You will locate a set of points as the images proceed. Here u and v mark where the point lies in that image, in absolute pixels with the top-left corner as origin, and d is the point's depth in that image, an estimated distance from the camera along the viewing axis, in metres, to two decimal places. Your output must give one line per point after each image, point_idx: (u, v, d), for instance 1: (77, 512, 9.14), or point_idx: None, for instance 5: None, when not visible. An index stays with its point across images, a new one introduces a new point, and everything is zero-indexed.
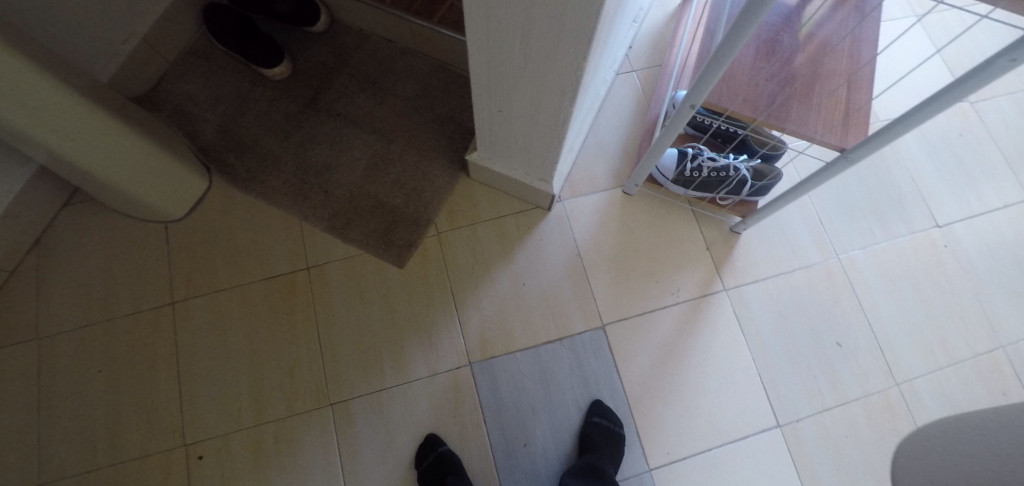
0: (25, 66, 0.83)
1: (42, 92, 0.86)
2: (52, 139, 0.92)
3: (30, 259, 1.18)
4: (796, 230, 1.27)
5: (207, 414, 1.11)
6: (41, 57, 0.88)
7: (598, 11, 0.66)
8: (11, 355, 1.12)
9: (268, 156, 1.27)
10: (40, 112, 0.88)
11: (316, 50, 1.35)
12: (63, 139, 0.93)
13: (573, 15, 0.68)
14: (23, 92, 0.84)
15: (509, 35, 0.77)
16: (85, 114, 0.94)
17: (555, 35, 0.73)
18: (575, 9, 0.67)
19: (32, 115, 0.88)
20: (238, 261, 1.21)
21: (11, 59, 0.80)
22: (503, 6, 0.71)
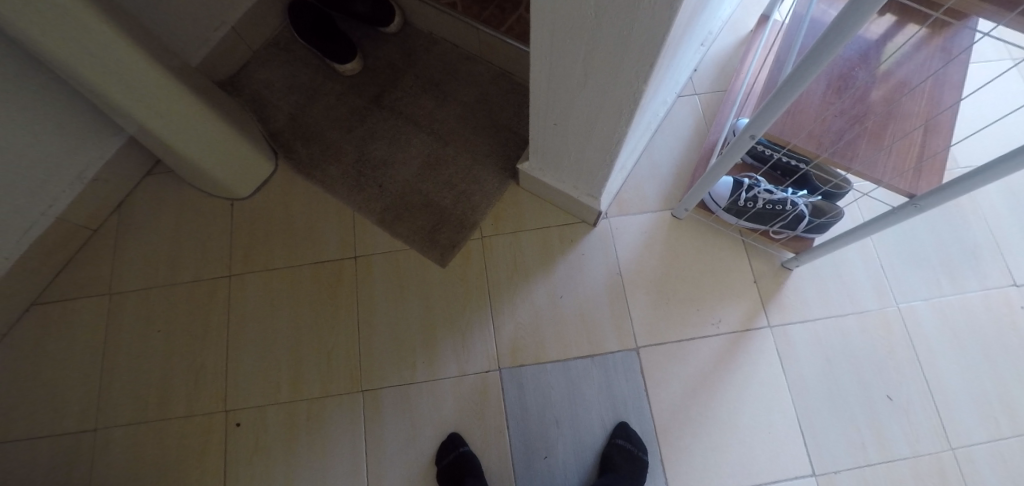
0: (131, 47, 0.91)
1: (142, 71, 0.95)
2: (144, 114, 1.01)
3: (112, 220, 1.29)
4: (854, 273, 1.21)
5: (249, 383, 1.17)
6: (144, 39, 0.97)
7: (663, 34, 0.67)
8: (86, 306, 1.22)
9: (331, 147, 1.33)
10: (137, 89, 0.97)
11: (387, 50, 1.40)
12: (154, 115, 1.02)
13: (637, 36, 0.69)
14: (126, 70, 0.93)
15: (572, 50, 0.78)
16: (176, 94, 1.02)
17: (617, 55, 0.74)
18: (640, 32, 0.67)
19: (131, 91, 0.96)
20: (292, 243, 1.27)
21: (119, 40, 0.89)
22: (569, 22, 0.72)
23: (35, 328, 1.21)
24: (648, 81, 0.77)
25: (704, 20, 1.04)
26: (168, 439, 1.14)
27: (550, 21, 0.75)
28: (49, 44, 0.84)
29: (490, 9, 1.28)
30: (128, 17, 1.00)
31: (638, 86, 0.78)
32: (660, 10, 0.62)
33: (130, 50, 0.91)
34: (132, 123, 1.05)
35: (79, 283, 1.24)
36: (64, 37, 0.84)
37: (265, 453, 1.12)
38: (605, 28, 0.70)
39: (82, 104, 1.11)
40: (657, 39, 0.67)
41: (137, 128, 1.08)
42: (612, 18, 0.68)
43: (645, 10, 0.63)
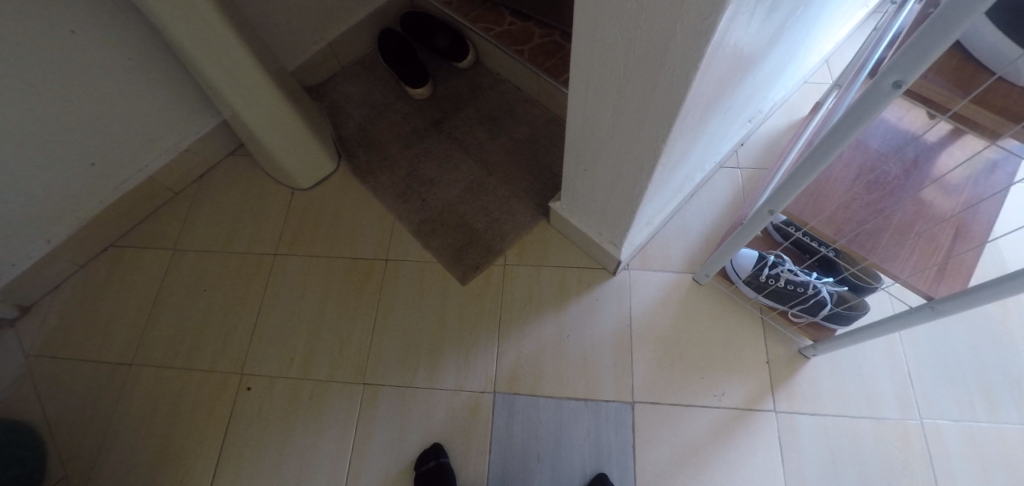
0: (239, 45, 1.08)
1: (243, 66, 1.12)
2: (238, 102, 1.18)
3: (192, 187, 1.47)
4: (876, 376, 1.15)
5: (267, 352, 1.27)
6: (251, 41, 1.14)
7: (680, 100, 0.72)
8: (152, 257, 1.40)
9: (388, 158, 1.46)
10: (236, 80, 1.13)
11: (456, 82, 1.54)
12: (243, 104, 1.18)
13: (657, 96, 0.74)
14: (232, 63, 1.10)
15: (603, 102, 0.85)
16: (266, 90, 1.18)
17: (638, 111, 0.80)
18: (659, 92, 0.74)
19: (232, 81, 1.13)
20: (335, 236, 1.39)
21: (232, 39, 1.06)
22: (600, 75, 0.80)
23: (108, 267, 1.39)
24: (666, 141, 0.82)
25: (747, 97, 1.08)
26: (186, 387, 1.25)
27: (584, 71, 0.83)
28: (175, 33, 1.01)
29: (553, 60, 1.39)
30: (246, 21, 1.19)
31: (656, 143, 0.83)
32: (678, 73, 0.68)
33: (236, 48, 1.08)
34: (226, 107, 1.22)
35: (152, 236, 1.42)
36: (189, 30, 1.01)
37: (266, 420, 1.20)
38: (629, 83, 0.77)
39: (192, 86, 1.31)
40: (674, 100, 0.72)
41: (229, 112, 1.25)
42: (636, 75, 0.74)
43: (664, 72, 0.70)
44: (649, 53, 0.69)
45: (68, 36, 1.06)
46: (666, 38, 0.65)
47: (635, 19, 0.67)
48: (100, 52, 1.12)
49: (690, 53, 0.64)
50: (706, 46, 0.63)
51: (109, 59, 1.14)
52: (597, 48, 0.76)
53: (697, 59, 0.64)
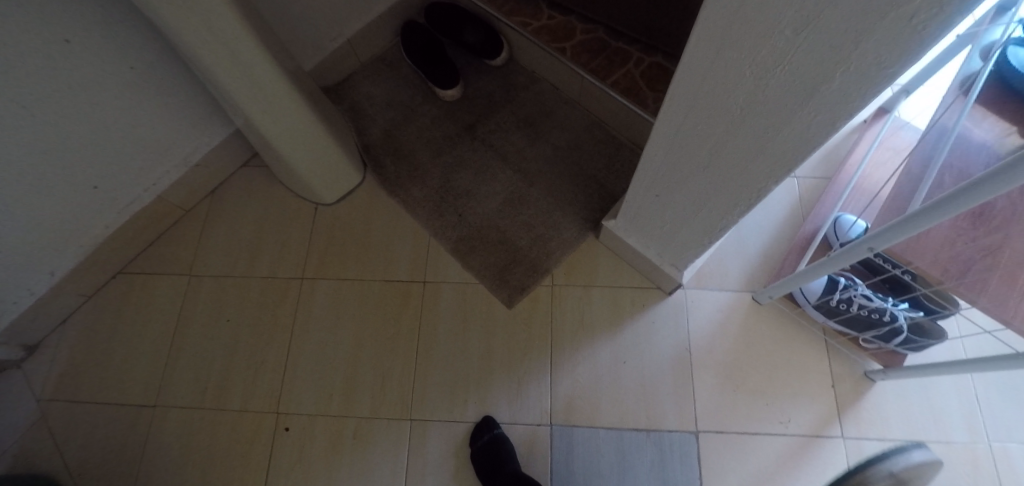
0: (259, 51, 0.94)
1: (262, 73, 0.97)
2: (256, 114, 1.04)
3: (203, 204, 1.35)
4: (942, 399, 1.13)
5: (303, 388, 1.19)
6: (270, 45, 1.00)
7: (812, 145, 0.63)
8: (168, 283, 1.30)
9: (418, 168, 1.35)
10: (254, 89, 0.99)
11: (489, 82, 1.43)
12: (260, 116, 1.06)
13: (782, 139, 0.65)
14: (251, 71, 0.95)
15: (700, 138, 0.75)
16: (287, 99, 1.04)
17: (746, 152, 0.71)
18: (782, 137, 0.65)
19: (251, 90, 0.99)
20: (367, 256, 1.28)
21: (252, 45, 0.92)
22: (703, 112, 0.71)
23: (119, 295, 1.30)
24: (775, 181, 0.74)
25: None
26: (219, 429, 1.17)
27: (681, 107, 0.73)
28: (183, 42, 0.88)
29: (599, 59, 1.29)
30: (262, 19, 1.05)
31: (760, 184, 0.75)
32: (817, 120, 0.60)
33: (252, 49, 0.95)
34: (241, 119, 1.10)
35: (165, 260, 1.32)
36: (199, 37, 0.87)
37: (308, 463, 1.13)
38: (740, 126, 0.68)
39: (201, 94, 1.18)
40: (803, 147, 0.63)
41: (245, 124, 1.12)
42: (754, 119, 0.65)
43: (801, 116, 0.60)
44: (781, 99, 0.60)
45: (61, 45, 0.91)
46: (813, 84, 0.55)
47: (773, 61, 0.57)
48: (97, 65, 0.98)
49: (846, 99, 0.55)
50: (865, 97, 0.54)
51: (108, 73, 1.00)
52: (704, 88, 0.67)
53: (854, 108, 0.55)
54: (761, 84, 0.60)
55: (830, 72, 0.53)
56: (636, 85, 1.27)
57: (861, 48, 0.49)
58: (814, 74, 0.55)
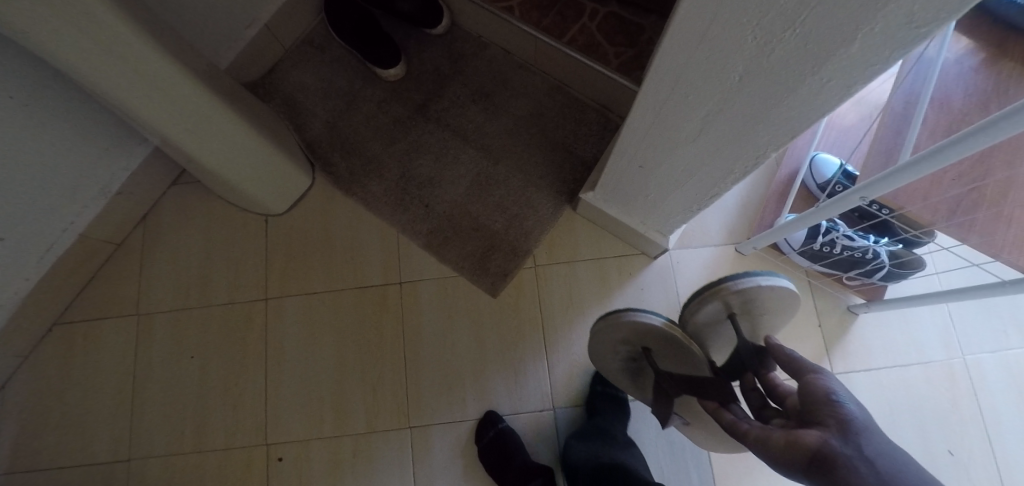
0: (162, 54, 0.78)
1: (169, 78, 0.82)
2: (174, 130, 0.90)
3: (136, 234, 1.22)
4: (919, 322, 1.17)
5: (289, 415, 1.12)
6: (174, 46, 0.85)
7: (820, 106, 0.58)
8: (115, 327, 1.18)
9: (372, 161, 1.24)
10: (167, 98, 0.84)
11: (433, 53, 1.31)
12: (186, 134, 0.92)
13: (787, 103, 0.59)
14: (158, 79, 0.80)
15: (688, 112, 0.69)
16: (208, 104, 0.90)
17: (740, 123, 0.66)
18: (790, 102, 0.59)
19: (165, 100, 0.85)
20: (333, 265, 1.19)
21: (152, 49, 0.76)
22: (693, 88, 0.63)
23: (60, 349, 1.18)
24: (778, 145, 0.70)
25: None
26: (206, 472, 1.10)
27: (659, 83, 0.67)
28: (64, 60, 0.74)
29: (551, 16, 1.22)
30: (160, 18, 0.89)
31: (761, 151, 0.71)
32: (826, 85, 0.54)
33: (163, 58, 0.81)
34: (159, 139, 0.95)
35: (106, 302, 1.19)
36: (82, 51, 0.73)
37: None
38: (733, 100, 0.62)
39: (104, 114, 1.02)
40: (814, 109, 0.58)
41: (164, 142, 0.97)
42: (754, 88, 0.59)
43: (809, 80, 0.54)
44: (787, 64, 0.54)
45: None
46: (830, 46, 0.49)
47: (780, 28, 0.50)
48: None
49: (866, 56, 0.49)
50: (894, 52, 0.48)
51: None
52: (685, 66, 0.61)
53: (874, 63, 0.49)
54: (762, 53, 0.53)
55: (834, 38, 0.48)
56: (594, 41, 1.20)
57: (893, 8, 0.42)
58: (812, 43, 0.50)
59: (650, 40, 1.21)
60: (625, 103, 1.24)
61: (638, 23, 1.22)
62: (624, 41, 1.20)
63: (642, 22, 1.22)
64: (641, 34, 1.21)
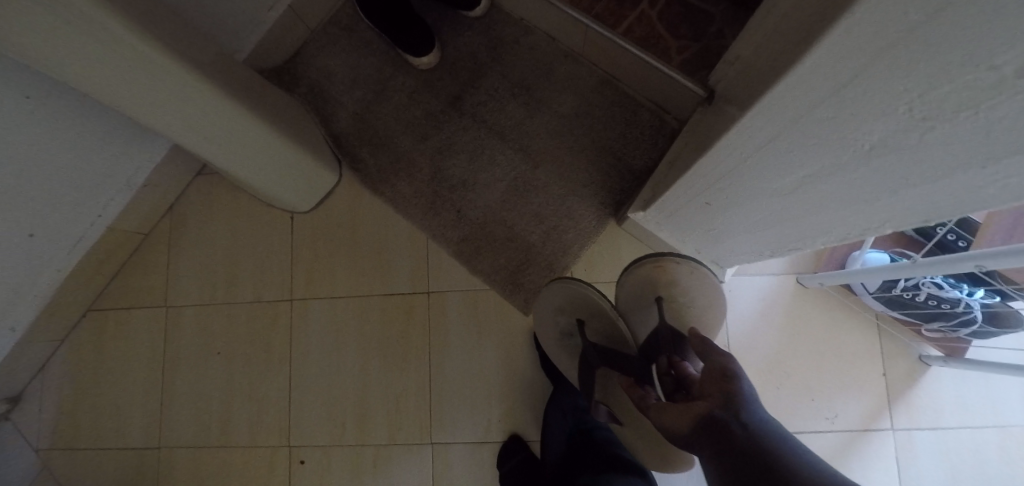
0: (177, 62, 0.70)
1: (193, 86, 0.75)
2: (192, 135, 0.83)
3: (163, 223, 1.21)
4: (1003, 379, 1.03)
5: (312, 420, 1.10)
6: (194, 47, 0.77)
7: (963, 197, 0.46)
8: (146, 316, 1.19)
9: (401, 158, 1.16)
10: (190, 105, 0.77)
11: (470, 39, 1.19)
12: (208, 141, 0.86)
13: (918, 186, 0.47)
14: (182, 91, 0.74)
15: (784, 171, 0.56)
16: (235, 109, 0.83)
17: (841, 193, 0.54)
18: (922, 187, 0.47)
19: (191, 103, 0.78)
20: (359, 268, 1.14)
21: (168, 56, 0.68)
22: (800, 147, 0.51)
23: (95, 334, 1.20)
24: (898, 223, 0.57)
25: None
26: (231, 468, 1.11)
27: (751, 131, 0.55)
28: (74, 76, 0.68)
29: (605, 1, 1.07)
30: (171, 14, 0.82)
31: (878, 225, 0.58)
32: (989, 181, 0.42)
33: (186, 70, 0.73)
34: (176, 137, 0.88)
35: (138, 290, 1.20)
36: (89, 64, 0.67)
37: None
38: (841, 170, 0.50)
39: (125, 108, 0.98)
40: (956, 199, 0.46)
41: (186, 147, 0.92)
42: (879, 165, 0.47)
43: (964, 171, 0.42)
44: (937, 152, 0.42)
45: None
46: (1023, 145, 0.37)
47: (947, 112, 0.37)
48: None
49: None
50: None
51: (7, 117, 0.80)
52: (790, 128, 0.49)
53: None
54: (913, 130, 0.41)
55: (989, 127, 0.37)
56: (652, 31, 1.05)
57: None
58: (971, 131, 0.38)
59: (720, 33, 1.03)
60: (684, 106, 1.08)
61: (705, 12, 1.04)
62: (688, 34, 1.04)
63: (709, 10, 1.04)
64: (708, 26, 1.03)
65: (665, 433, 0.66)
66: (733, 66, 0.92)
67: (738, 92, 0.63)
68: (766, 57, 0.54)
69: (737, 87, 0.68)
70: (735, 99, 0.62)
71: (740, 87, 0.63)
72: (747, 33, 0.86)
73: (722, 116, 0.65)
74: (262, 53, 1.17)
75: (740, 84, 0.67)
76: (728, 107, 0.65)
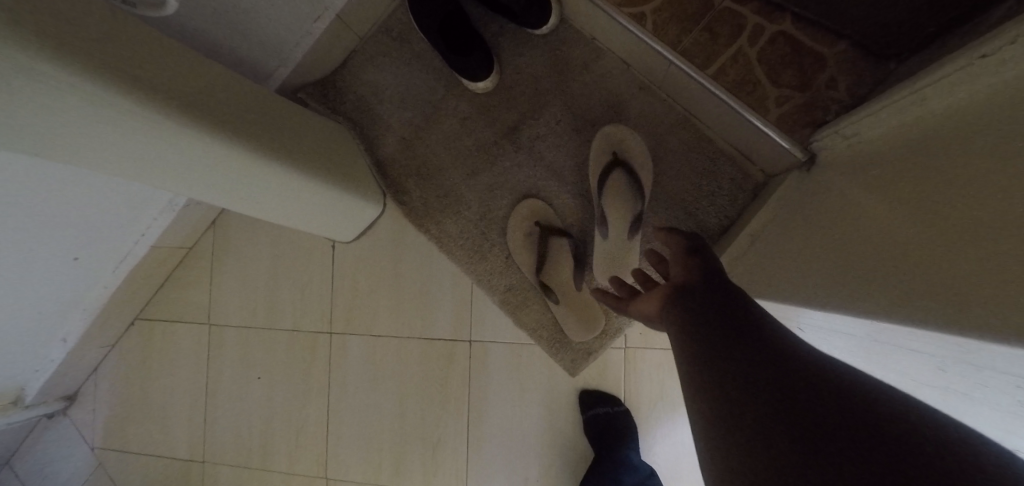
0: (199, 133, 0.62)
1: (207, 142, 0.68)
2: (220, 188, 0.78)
3: (206, 238, 1.19)
4: None
5: (348, 454, 1.10)
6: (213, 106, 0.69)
7: None
8: (190, 331, 1.19)
9: (449, 194, 1.08)
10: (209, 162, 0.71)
11: (533, 60, 1.06)
12: (229, 198, 0.82)
13: None
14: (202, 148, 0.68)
15: None
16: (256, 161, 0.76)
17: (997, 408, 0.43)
18: None
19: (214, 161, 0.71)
20: (400, 307, 1.10)
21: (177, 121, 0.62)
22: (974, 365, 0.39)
23: (142, 342, 1.22)
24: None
25: None
26: None
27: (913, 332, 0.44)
28: (87, 161, 0.62)
29: (695, 33, 0.88)
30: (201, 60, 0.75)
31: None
32: None
33: (199, 142, 0.67)
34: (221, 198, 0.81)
35: (182, 304, 1.20)
36: (109, 145, 0.61)
37: None
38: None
39: None
40: None
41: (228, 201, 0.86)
42: None
43: None
44: None
45: None
46: None
47: None
48: (26, 168, 0.72)
49: None
50: None
51: (43, 168, 0.75)
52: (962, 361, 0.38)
53: None
54: None
55: None
56: (749, 75, 0.87)
57: None
58: None
59: (832, 82, 0.84)
60: (775, 164, 0.92)
61: (817, 54, 0.84)
62: (793, 81, 0.86)
63: (822, 51, 0.84)
64: (819, 72, 0.84)
65: (647, 321, 0.70)
66: (849, 140, 0.77)
67: (906, 256, 0.51)
68: (974, 272, 0.43)
69: (892, 229, 0.56)
70: (909, 270, 0.50)
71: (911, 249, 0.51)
72: (883, 114, 0.69)
73: (873, 280, 0.53)
74: (307, 68, 1.08)
75: (900, 230, 0.54)
76: (881, 264, 0.54)
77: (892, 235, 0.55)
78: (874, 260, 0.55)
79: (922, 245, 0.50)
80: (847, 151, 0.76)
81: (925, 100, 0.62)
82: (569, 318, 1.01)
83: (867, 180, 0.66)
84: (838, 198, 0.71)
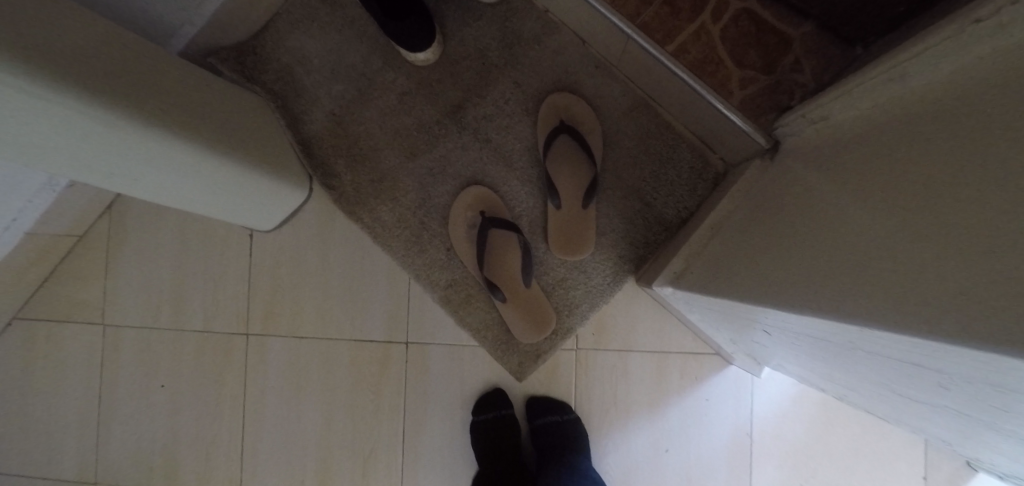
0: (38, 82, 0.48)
1: (65, 106, 0.54)
2: (95, 166, 0.63)
3: (99, 225, 1.03)
4: None
5: (266, 470, 0.97)
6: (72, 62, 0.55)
7: None
8: (79, 333, 1.03)
9: (384, 178, 0.97)
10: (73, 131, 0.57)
11: (481, 31, 0.96)
12: (106, 180, 0.67)
13: None
14: (60, 114, 0.54)
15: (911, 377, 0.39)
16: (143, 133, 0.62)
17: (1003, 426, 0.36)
18: None
19: (81, 131, 0.57)
20: (327, 305, 0.98)
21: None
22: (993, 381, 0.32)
23: (21, 346, 1.04)
24: None
25: None
26: None
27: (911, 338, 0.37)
28: None
29: (656, 6, 0.79)
30: (57, 5, 0.60)
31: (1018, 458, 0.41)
32: None
33: (50, 103, 0.53)
34: (125, 183, 0.69)
35: (71, 302, 1.03)
36: None
37: None
38: None
39: None
40: None
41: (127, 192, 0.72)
42: None
43: None
44: None
45: None
46: None
47: None
48: None
49: None
50: None
51: None
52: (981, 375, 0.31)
53: None
54: None
55: None
56: (712, 54, 0.79)
57: None
58: None
59: (797, 65, 0.78)
60: (737, 152, 0.86)
61: (781, 33, 0.78)
62: (758, 62, 0.79)
63: (787, 31, 0.78)
64: (784, 53, 0.78)
65: None
66: (816, 125, 0.70)
67: (878, 245, 0.45)
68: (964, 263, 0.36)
69: (864, 217, 0.49)
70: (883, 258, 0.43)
71: (889, 238, 0.44)
72: (854, 96, 0.63)
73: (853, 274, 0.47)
74: (219, 30, 0.94)
75: (879, 220, 0.48)
76: (856, 256, 0.47)
77: (866, 226, 0.48)
78: (848, 254, 0.48)
79: (896, 231, 0.44)
80: (814, 137, 0.70)
81: (903, 77, 0.56)
82: (515, 315, 0.92)
83: (838, 169, 0.60)
84: (806, 189, 0.65)
